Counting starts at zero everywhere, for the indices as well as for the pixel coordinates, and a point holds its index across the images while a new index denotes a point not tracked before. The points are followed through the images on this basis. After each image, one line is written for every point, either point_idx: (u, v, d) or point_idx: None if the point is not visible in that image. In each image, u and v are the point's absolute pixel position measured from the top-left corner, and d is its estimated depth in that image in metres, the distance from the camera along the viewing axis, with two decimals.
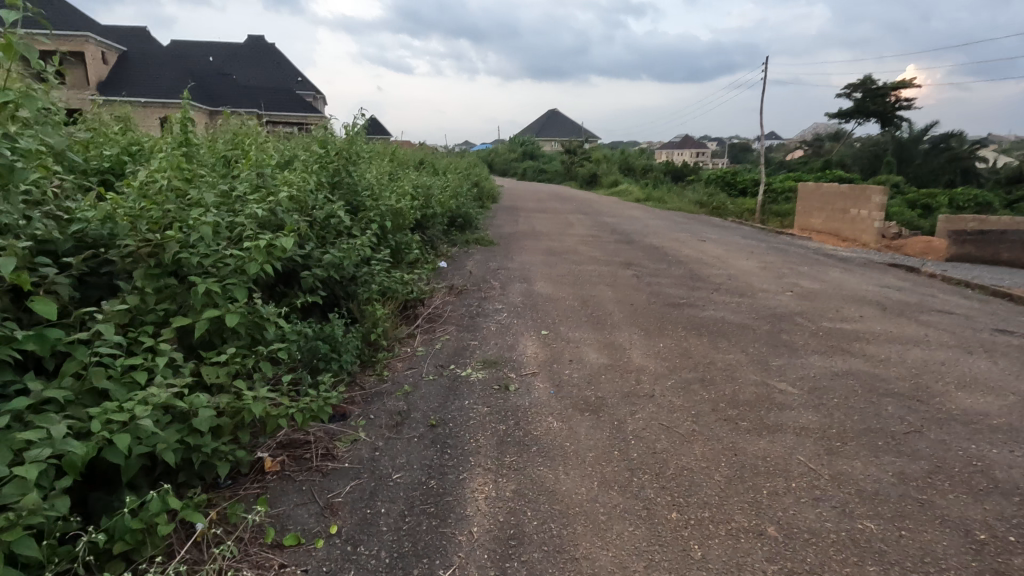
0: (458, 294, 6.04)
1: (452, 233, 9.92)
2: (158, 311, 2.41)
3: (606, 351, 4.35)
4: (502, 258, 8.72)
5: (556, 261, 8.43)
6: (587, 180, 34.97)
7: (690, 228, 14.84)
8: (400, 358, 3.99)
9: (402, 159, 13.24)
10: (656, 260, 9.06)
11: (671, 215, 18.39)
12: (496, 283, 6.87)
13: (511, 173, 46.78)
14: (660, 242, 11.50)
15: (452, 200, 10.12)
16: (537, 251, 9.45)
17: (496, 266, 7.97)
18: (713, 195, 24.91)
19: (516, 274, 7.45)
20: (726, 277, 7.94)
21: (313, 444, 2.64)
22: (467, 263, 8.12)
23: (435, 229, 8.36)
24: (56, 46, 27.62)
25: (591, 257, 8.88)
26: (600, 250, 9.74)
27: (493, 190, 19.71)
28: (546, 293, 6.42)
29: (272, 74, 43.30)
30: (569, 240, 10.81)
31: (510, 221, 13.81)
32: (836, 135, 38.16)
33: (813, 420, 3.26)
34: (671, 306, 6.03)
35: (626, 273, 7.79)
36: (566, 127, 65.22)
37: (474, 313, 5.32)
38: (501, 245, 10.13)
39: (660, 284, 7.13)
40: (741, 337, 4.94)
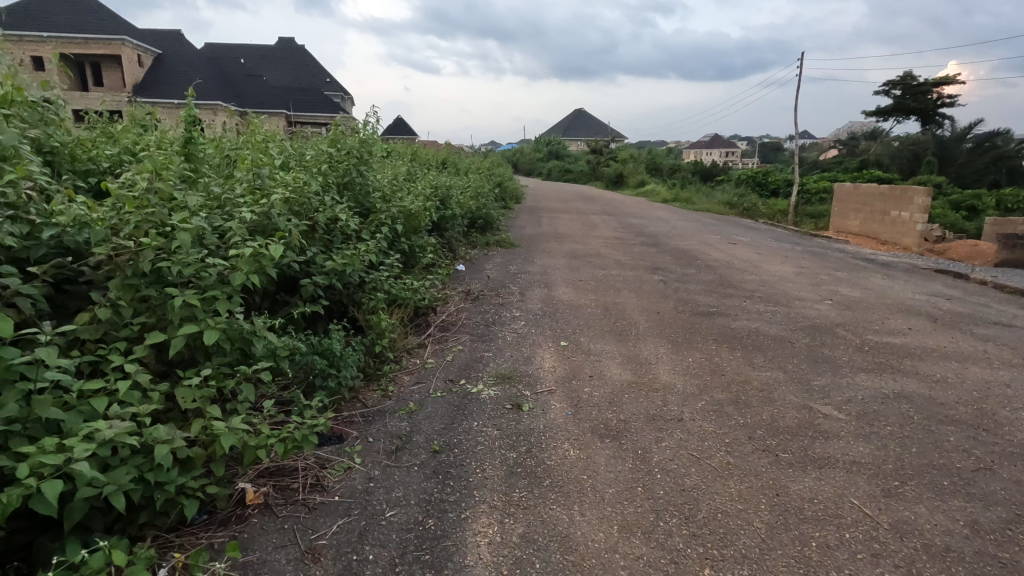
0: (475, 301, 5.77)
1: (472, 234, 9.68)
2: (132, 326, 2.20)
3: (630, 366, 4.02)
4: (522, 261, 8.43)
5: (579, 265, 8.10)
6: (613, 181, 34.42)
7: (720, 231, 14.29)
8: (407, 371, 3.74)
9: (424, 159, 13.06)
10: (684, 264, 8.65)
11: (700, 217, 17.83)
12: (515, 288, 6.59)
13: (536, 173, 46.46)
14: (688, 245, 11.05)
15: (474, 201, 9.87)
16: (560, 254, 9.13)
17: (515, 270, 7.68)
18: (743, 195, 24.15)
19: (536, 278, 7.15)
20: (759, 284, 7.49)
21: (301, 473, 2.41)
22: (485, 266, 7.85)
23: (453, 231, 8.12)
24: (93, 49, 28.41)
25: (616, 261, 8.52)
26: (625, 253, 9.37)
27: (516, 190, 19.43)
28: (567, 300, 6.10)
29: (301, 75, 43.88)
30: (593, 242, 10.45)
31: (533, 222, 13.50)
32: (874, 133, 36.77)
33: (865, 453, 2.88)
34: (700, 315, 5.65)
35: (652, 278, 7.42)
36: (592, 127, 64.57)
37: (490, 322, 5.03)
38: (522, 248, 9.84)
39: (688, 291, 6.75)
40: (777, 352, 4.55)
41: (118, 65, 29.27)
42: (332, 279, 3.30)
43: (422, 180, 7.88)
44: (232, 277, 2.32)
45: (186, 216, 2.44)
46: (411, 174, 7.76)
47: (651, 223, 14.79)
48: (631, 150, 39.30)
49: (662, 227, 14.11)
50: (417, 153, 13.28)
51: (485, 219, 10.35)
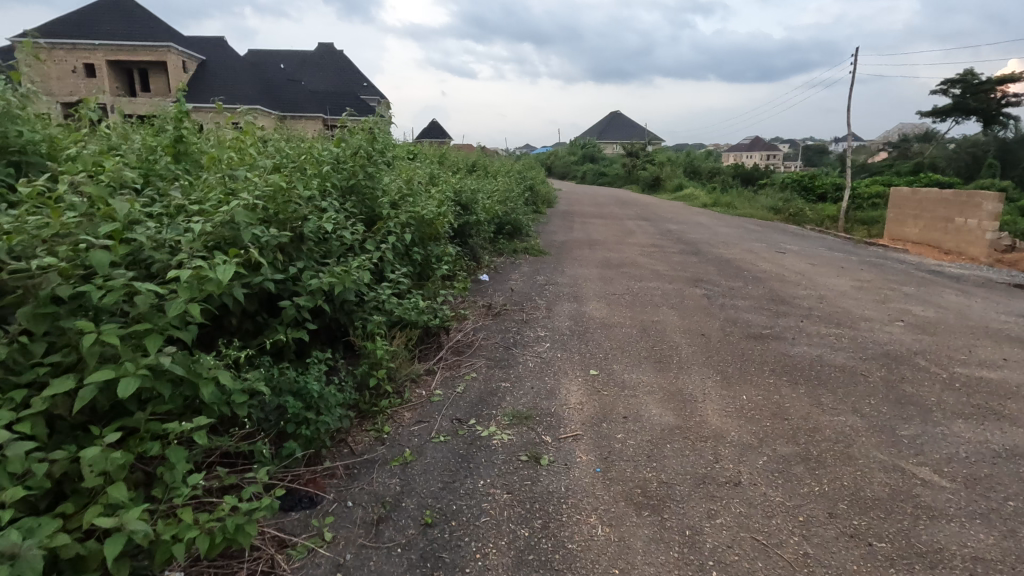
0: (496, 318, 5.23)
1: (499, 241, 9.15)
2: (39, 368, 1.74)
3: (672, 405, 3.41)
4: (552, 270, 7.85)
5: (613, 277, 7.46)
6: (649, 184, 33.42)
7: (765, 238, 13.36)
8: (409, 406, 3.23)
9: (453, 162, 12.61)
10: (729, 276, 7.90)
11: (743, 223, 16.85)
12: (542, 301, 6.03)
13: (570, 176, 45.76)
14: (731, 254, 10.26)
15: (501, 206, 9.34)
16: (592, 263, 8.51)
17: (544, 280, 7.10)
18: (789, 200, 22.91)
19: (565, 291, 6.57)
20: (816, 300, 6.71)
21: (249, 558, 1.92)
22: (511, 276, 7.31)
23: (478, 238, 7.61)
24: (140, 56, 29.30)
25: (654, 272, 7.85)
26: (664, 263, 8.68)
27: (549, 194, 18.86)
28: (599, 316, 5.50)
29: (338, 80, 44.41)
30: (628, 251, 9.78)
31: (564, 228, 12.88)
32: (929, 135, 34.70)
33: (987, 546, 2.21)
34: (751, 338, 4.96)
35: (695, 292, 6.73)
36: (628, 129, 63.44)
37: (511, 343, 4.49)
38: (552, 255, 9.26)
39: (736, 308, 6.04)
40: (848, 388, 3.85)
41: (163, 71, 30.09)
42: (318, 299, 2.81)
43: (445, 183, 7.40)
44: (167, 307, 1.83)
45: (119, 229, 1.97)
46: (433, 178, 7.29)
47: (691, 230, 13.98)
48: (668, 153, 38.18)
49: (703, 234, 13.29)
50: (446, 156, 12.85)
51: (513, 225, 9.80)
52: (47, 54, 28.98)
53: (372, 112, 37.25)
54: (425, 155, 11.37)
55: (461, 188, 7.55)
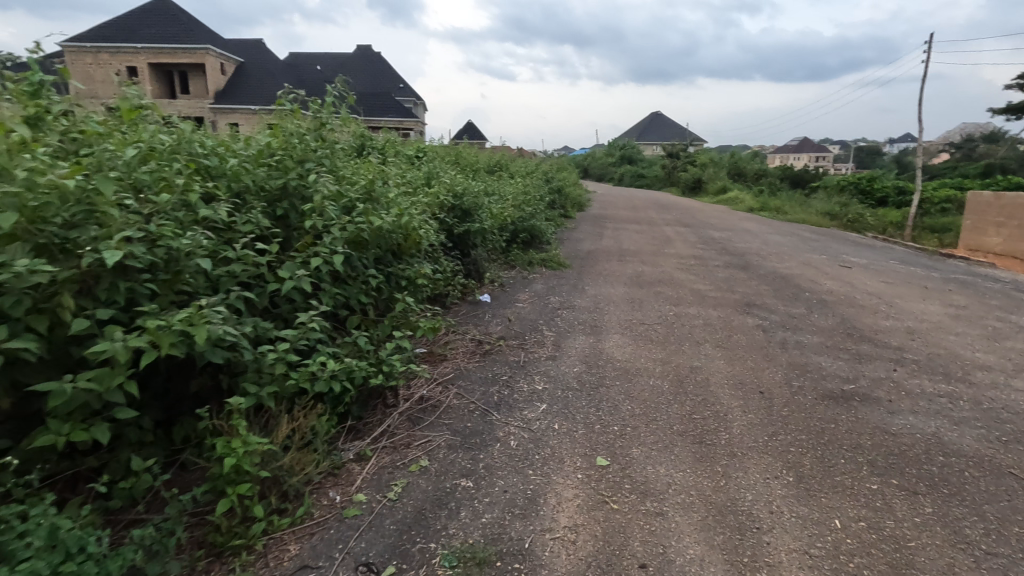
0: (483, 361, 4.04)
1: (512, 251, 7.96)
2: None
3: (719, 540, 2.17)
4: (569, 288, 6.61)
5: (643, 298, 6.17)
6: (690, 187, 31.60)
7: (824, 248, 11.70)
8: (301, 531, 2.10)
9: (470, 163, 11.51)
10: (785, 300, 6.49)
11: (796, 231, 15.13)
12: (550, 334, 4.79)
13: (606, 178, 44.18)
14: (786, 269, 8.77)
15: (516, 211, 8.15)
16: (620, 279, 7.23)
17: (557, 303, 5.87)
18: (845, 205, 20.85)
19: (580, 318, 5.32)
20: (903, 336, 5.24)
21: None
22: (518, 296, 6.10)
23: (481, 250, 6.45)
24: (177, 59, 29.55)
25: (692, 293, 6.49)
26: (705, 280, 7.30)
27: (579, 198, 17.56)
28: (619, 358, 4.23)
29: (373, 81, 44.22)
30: (664, 264, 8.43)
31: (592, 235, 11.57)
32: (1003, 133, 31.58)
33: None
34: (829, 399, 3.60)
35: (747, 322, 5.37)
36: (669, 130, 61.22)
37: (492, 404, 3.30)
38: (574, 267, 8.02)
39: (802, 349, 4.66)
40: (999, 505, 2.48)
41: (200, 73, 30.29)
42: (118, 376, 1.73)
43: (443, 185, 6.28)
44: None
45: None
46: (428, 180, 6.17)
47: (736, 238, 12.45)
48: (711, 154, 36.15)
49: (751, 243, 11.72)
50: (464, 157, 11.78)
51: (533, 232, 8.60)
52: (92, 57, 29.57)
53: (405, 113, 36.74)
54: (438, 155, 10.32)
55: (464, 189, 6.41)
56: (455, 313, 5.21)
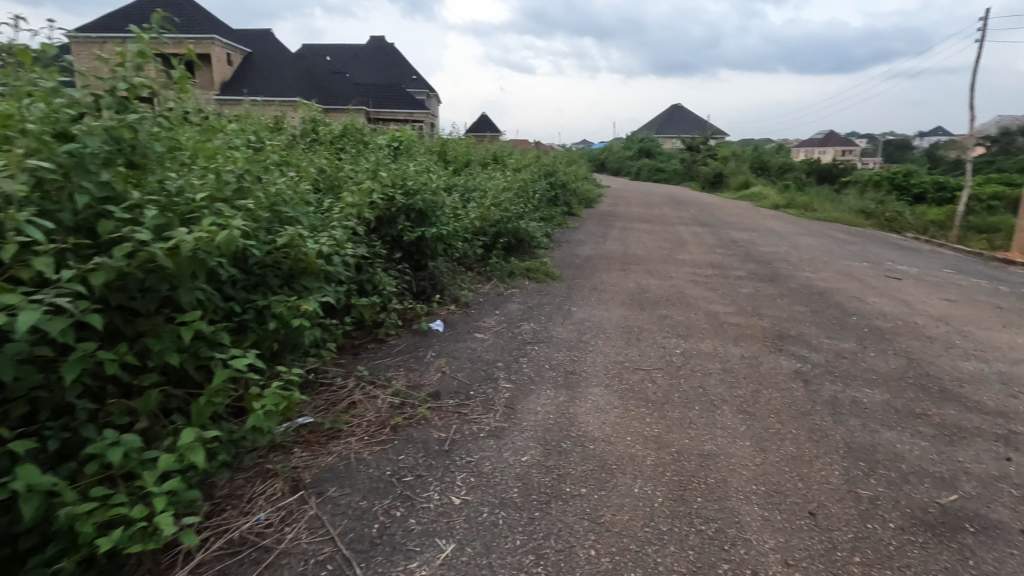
0: (390, 442, 2.74)
1: (490, 259, 6.67)
2: None
3: None
4: (551, 310, 5.30)
5: (643, 327, 4.80)
6: (710, 182, 29.84)
7: (862, 254, 10.14)
8: None
9: (457, 157, 10.19)
10: (827, 329, 5.06)
11: (827, 231, 13.51)
12: (505, 388, 3.47)
13: (623, 172, 42.53)
14: (821, 282, 7.33)
15: (494, 213, 6.81)
16: (617, 296, 5.88)
17: (528, 334, 4.53)
18: (880, 201, 19.04)
19: (554, 359, 3.98)
20: (999, 390, 3.81)
21: None
22: (482, 323, 4.78)
23: (440, 262, 5.17)
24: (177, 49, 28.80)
25: (708, 319, 5.10)
26: (723, 299, 5.91)
27: (588, 193, 16.18)
28: (594, 435, 2.90)
29: (383, 73, 43.10)
30: (675, 275, 7.02)
31: (595, 236, 10.22)
32: None
33: None
34: (924, 531, 2.23)
35: (780, 368, 3.97)
36: (689, 122, 59.12)
37: (364, 545, 2.02)
38: (564, 278, 6.70)
39: (862, 417, 3.27)
40: None
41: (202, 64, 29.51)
42: None
43: (388, 182, 5.00)
44: None
45: None
46: (367, 177, 4.89)
47: (760, 241, 10.93)
48: (732, 147, 34.25)
49: (778, 247, 10.20)
50: (450, 151, 10.44)
51: (518, 236, 7.26)
52: None
53: (414, 104, 35.51)
54: (415, 146, 8.99)
55: (420, 186, 5.12)
56: (387, 352, 3.93)
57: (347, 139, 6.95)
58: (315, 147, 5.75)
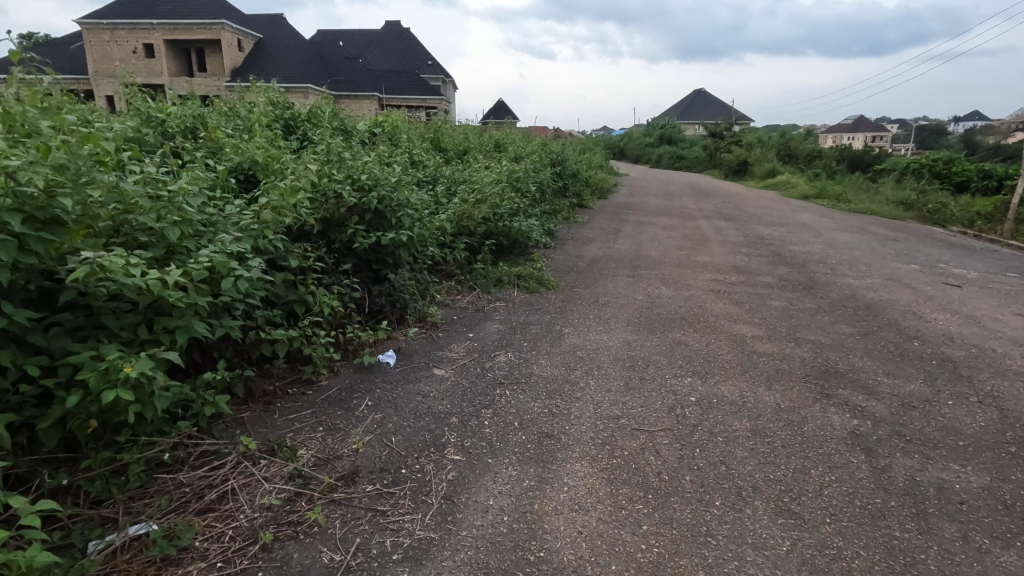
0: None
1: (475, 264, 5.73)
2: None
3: None
4: (537, 332, 4.34)
5: (650, 359, 3.81)
6: (734, 170, 28.32)
7: (909, 254, 8.92)
8: None
9: (454, 145, 9.25)
10: (884, 362, 4.00)
11: (864, 225, 12.22)
12: (451, 462, 2.55)
13: (643, 160, 41.01)
14: (867, 291, 6.22)
15: (480, 211, 5.85)
16: (622, 312, 4.89)
17: (503, 370, 3.57)
18: (922, 191, 17.52)
19: (529, 410, 3.03)
20: None
21: None
22: (447, 352, 3.84)
23: (401, 274, 4.27)
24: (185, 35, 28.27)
25: (732, 348, 4.09)
26: (751, 317, 4.88)
27: (602, 183, 15.08)
28: (560, 559, 1.97)
29: (396, 59, 42.14)
30: (692, 284, 5.99)
31: (606, 233, 9.20)
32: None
33: None
34: None
35: (830, 428, 2.95)
36: (712, 109, 57.15)
37: None
38: (561, 286, 5.73)
39: (961, 522, 2.25)
40: None
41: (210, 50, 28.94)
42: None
43: (337, 177, 4.17)
44: None
45: None
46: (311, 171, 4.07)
47: (791, 238, 9.76)
48: (758, 133, 32.55)
49: (811, 246, 9.04)
50: (445, 139, 9.46)
51: (510, 237, 6.29)
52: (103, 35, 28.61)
53: (426, 90, 34.50)
54: (401, 133, 8.03)
55: (376, 180, 4.27)
56: (312, 400, 3.05)
57: (314, 123, 6.06)
58: (266, 135, 4.92)
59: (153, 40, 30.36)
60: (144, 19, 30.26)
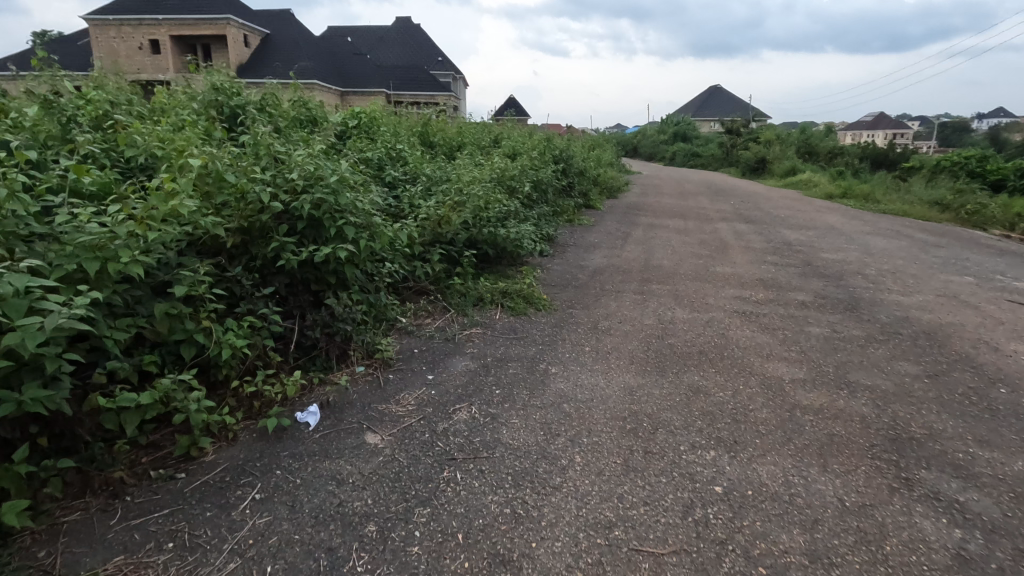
0: None
1: (452, 279, 4.83)
2: None
3: None
4: (515, 373, 3.42)
5: (660, 418, 2.88)
6: (752, 168, 27.09)
7: (959, 263, 7.82)
8: None
9: (444, 141, 8.38)
10: (971, 421, 3.03)
11: (900, 229, 11.12)
12: None
13: (656, 157, 39.82)
14: (922, 312, 5.21)
15: (460, 215, 4.93)
16: (624, 343, 3.96)
17: (459, 435, 2.66)
18: (958, 190, 16.28)
19: (483, 512, 2.12)
20: None
21: None
22: (393, 404, 2.94)
23: (344, 299, 3.39)
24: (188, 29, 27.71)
25: (767, 398, 3.14)
26: (788, 351, 3.92)
27: (612, 182, 14.11)
28: None
29: (405, 55, 41.38)
30: (712, 303, 5.03)
31: (614, 238, 8.25)
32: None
33: None
34: None
35: (925, 548, 2.00)
36: (728, 105, 55.65)
37: None
38: (554, 306, 4.80)
39: None
40: None
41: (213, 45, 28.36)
42: None
43: (263, 173, 3.30)
44: None
45: None
46: (226, 167, 3.21)
47: (821, 243, 8.71)
48: (777, 129, 31.22)
49: (845, 254, 7.98)
50: (435, 134, 8.57)
51: (497, 246, 5.37)
52: None
53: (434, 86, 33.67)
54: (383, 127, 7.16)
55: (315, 177, 3.39)
56: (177, 491, 2.18)
57: (271, 111, 5.21)
58: (199, 121, 4.08)
59: (158, 36, 29.94)
60: (149, 14, 29.86)
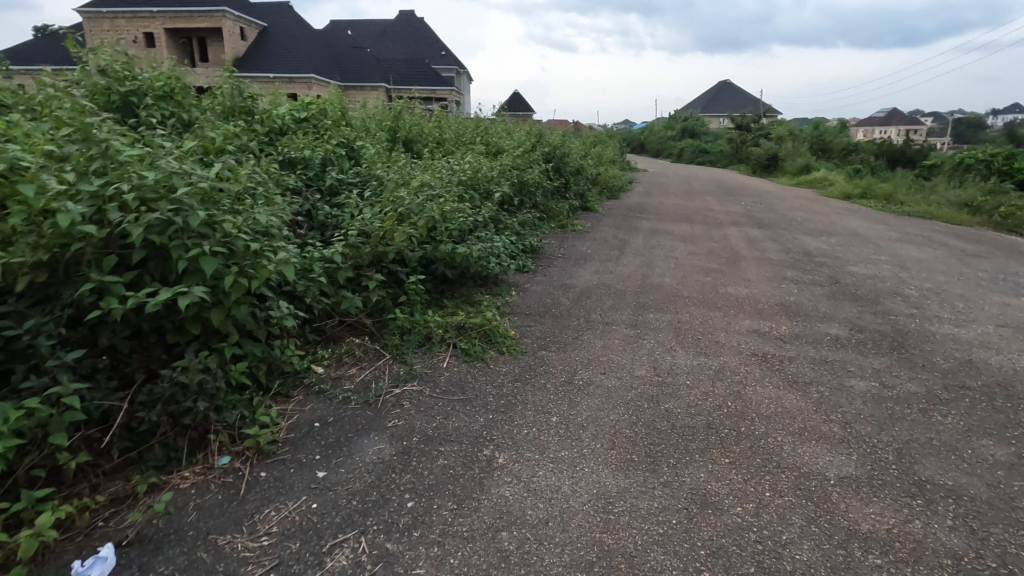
0: None
1: (393, 310, 3.81)
2: None
3: None
4: (445, 465, 2.42)
5: (644, 566, 1.88)
6: (764, 165, 25.88)
7: (1010, 279, 6.74)
8: None
9: (418, 137, 7.38)
10: None
11: (931, 235, 10.01)
12: None
13: (663, 153, 38.60)
14: (986, 352, 4.16)
15: (406, 229, 3.92)
16: (604, 408, 2.95)
17: None
18: (988, 189, 15.08)
19: None
20: None
21: None
22: (242, 535, 1.96)
23: (201, 362, 2.39)
24: None
25: (806, 520, 2.13)
26: (827, 423, 2.88)
27: (614, 181, 13.05)
28: None
29: (406, 48, 40.34)
30: (724, 340, 4.01)
31: (609, 247, 7.22)
32: None
33: None
34: None
35: None
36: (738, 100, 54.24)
37: None
38: (521, 344, 3.80)
39: None
40: None
41: None
42: None
43: (88, 182, 2.34)
44: None
45: None
46: (30, 174, 2.26)
47: (846, 254, 7.64)
48: (789, 125, 29.88)
49: (876, 268, 6.91)
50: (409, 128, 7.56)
51: (458, 266, 4.35)
52: None
53: (434, 80, 32.63)
54: (339, 119, 6.16)
55: (164, 188, 2.43)
56: None
57: (181, 101, 4.24)
58: (53, 110, 3.13)
59: (150, 28, 29.09)
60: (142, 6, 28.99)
